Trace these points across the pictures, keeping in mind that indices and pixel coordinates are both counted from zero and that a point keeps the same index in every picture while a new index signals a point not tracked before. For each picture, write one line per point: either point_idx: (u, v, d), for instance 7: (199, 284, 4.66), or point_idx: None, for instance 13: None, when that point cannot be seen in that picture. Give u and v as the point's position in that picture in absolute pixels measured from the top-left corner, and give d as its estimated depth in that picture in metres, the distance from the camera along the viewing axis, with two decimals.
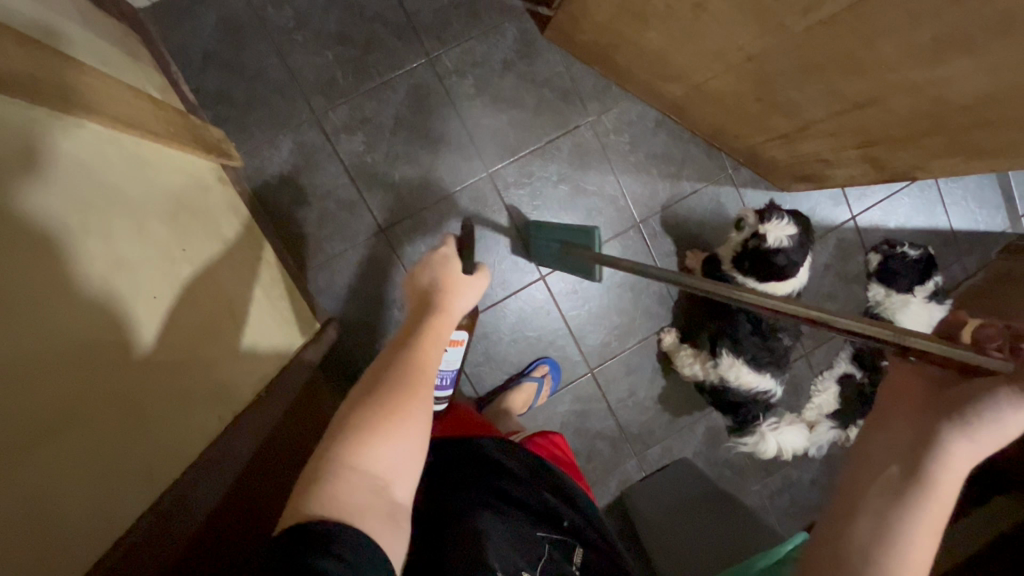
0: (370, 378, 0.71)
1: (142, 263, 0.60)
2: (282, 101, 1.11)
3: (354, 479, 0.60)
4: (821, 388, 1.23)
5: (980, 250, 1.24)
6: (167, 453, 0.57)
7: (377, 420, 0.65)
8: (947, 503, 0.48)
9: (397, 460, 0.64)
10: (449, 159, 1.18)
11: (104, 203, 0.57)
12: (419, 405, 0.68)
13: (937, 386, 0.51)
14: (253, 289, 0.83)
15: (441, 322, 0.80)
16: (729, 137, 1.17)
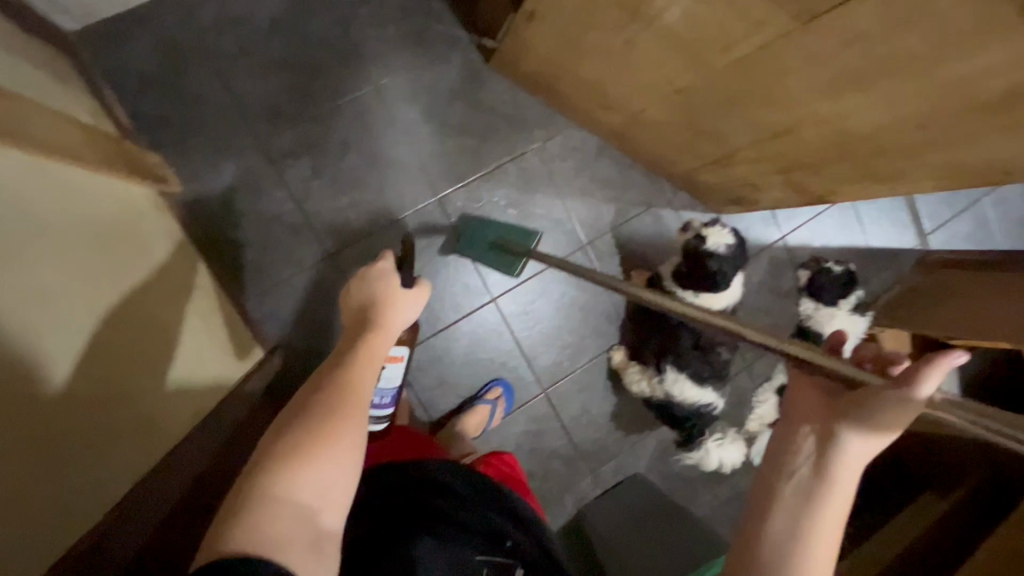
0: (295, 404, 0.63)
1: (61, 291, 0.64)
2: (224, 126, 1.10)
3: (272, 513, 0.52)
4: (763, 400, 1.33)
5: (894, 265, 1.47)
6: (85, 492, 0.60)
7: (300, 444, 0.57)
8: (842, 494, 0.61)
9: (326, 482, 0.57)
10: (397, 187, 1.16)
11: (25, 233, 0.60)
12: (349, 428, 0.61)
13: (829, 398, 0.63)
14: (187, 323, 0.86)
15: (377, 342, 0.71)
16: (667, 164, 1.22)
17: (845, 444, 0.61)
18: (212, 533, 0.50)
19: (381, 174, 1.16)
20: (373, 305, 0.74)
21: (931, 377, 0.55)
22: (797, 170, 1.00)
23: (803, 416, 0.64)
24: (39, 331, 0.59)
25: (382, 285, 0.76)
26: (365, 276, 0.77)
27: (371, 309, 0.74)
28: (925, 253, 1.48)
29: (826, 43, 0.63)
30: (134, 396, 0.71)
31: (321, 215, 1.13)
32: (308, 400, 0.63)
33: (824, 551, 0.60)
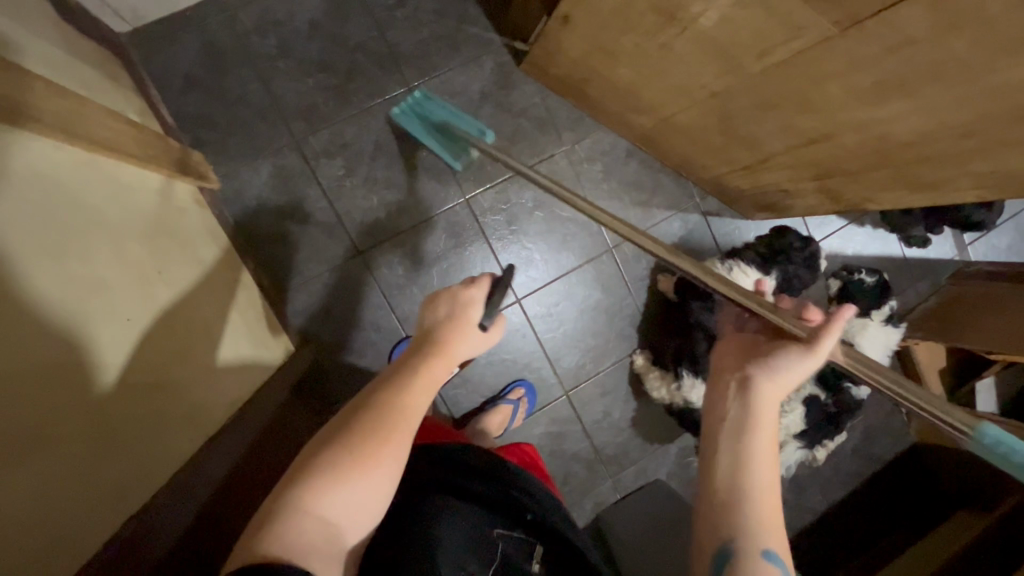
0: (344, 416, 0.64)
1: (114, 282, 0.67)
2: (262, 125, 1.13)
3: (304, 525, 0.54)
4: (790, 410, 1.32)
5: (930, 276, 1.44)
6: (141, 473, 0.63)
7: (339, 461, 0.58)
8: (771, 436, 0.64)
9: (357, 503, 0.58)
10: (426, 187, 1.18)
11: (83, 227, 0.64)
12: (390, 452, 0.61)
13: (743, 348, 0.72)
14: (222, 317, 0.88)
15: (438, 367, 0.70)
16: (696, 168, 1.21)
17: (760, 388, 0.67)
18: (247, 536, 0.52)
19: (412, 174, 1.17)
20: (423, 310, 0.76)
21: (829, 334, 0.64)
22: (832, 177, 0.98)
23: (726, 368, 0.71)
24: (96, 320, 0.62)
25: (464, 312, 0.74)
26: (453, 296, 0.75)
27: (442, 332, 0.73)
28: (963, 264, 1.44)
29: (866, 48, 0.62)
30: (177, 385, 0.73)
31: (353, 213, 1.15)
32: (356, 416, 0.63)
33: (765, 488, 0.61)
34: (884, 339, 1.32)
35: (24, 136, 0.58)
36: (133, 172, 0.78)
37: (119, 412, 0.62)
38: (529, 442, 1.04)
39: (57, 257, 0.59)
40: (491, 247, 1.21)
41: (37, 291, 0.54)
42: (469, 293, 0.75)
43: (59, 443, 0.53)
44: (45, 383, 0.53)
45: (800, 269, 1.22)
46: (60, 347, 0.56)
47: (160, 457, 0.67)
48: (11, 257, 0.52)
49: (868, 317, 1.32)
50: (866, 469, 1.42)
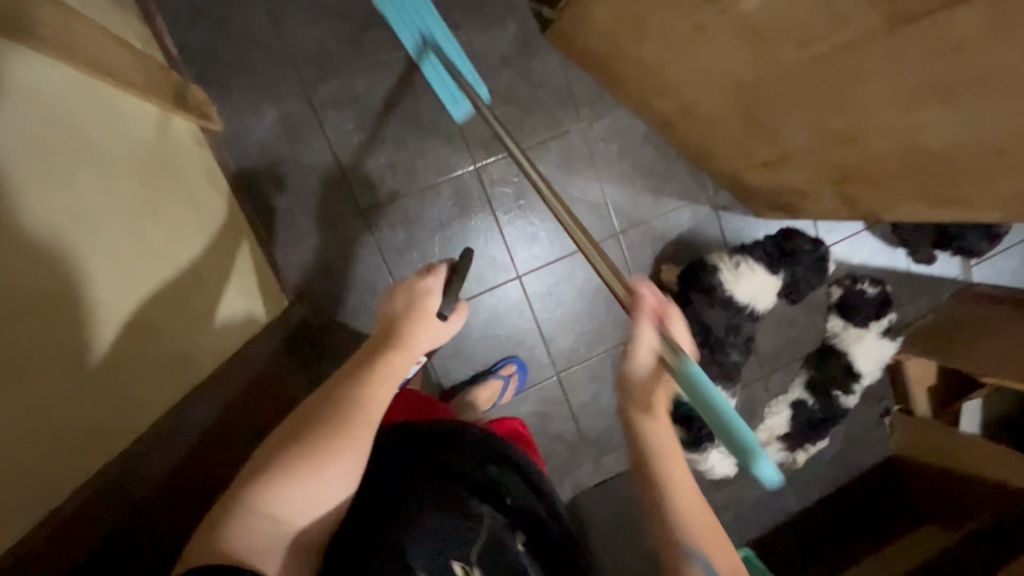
0: (305, 411, 0.63)
1: (104, 219, 0.64)
2: (271, 68, 1.08)
3: (253, 524, 0.53)
4: (775, 412, 1.38)
5: (931, 293, 1.43)
6: (120, 416, 0.61)
7: (294, 459, 0.57)
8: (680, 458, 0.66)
9: (312, 497, 0.57)
10: (435, 151, 1.14)
11: (73, 158, 0.61)
12: (349, 452, 0.60)
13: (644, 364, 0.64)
14: (212, 263, 0.86)
15: (398, 360, 0.70)
16: (713, 159, 1.18)
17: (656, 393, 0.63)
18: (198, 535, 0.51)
19: (422, 136, 1.14)
20: (417, 294, 0.74)
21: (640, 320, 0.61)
22: (854, 181, 0.95)
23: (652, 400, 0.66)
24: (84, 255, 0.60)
25: (422, 303, 0.74)
26: (410, 287, 0.75)
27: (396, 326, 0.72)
28: (966, 284, 1.43)
29: (915, 48, 0.59)
30: (160, 327, 0.70)
31: (358, 171, 1.12)
32: (314, 409, 0.62)
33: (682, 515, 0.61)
34: (878, 351, 1.34)
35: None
36: (122, 100, 0.74)
37: (93, 354, 0.59)
38: (514, 417, 1.02)
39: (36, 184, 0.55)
40: (496, 220, 1.19)
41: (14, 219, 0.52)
42: (429, 285, 0.75)
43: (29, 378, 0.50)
44: (11, 318, 0.50)
45: (804, 272, 1.21)
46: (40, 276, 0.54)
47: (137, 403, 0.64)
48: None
49: (866, 329, 1.33)
50: (841, 476, 1.45)
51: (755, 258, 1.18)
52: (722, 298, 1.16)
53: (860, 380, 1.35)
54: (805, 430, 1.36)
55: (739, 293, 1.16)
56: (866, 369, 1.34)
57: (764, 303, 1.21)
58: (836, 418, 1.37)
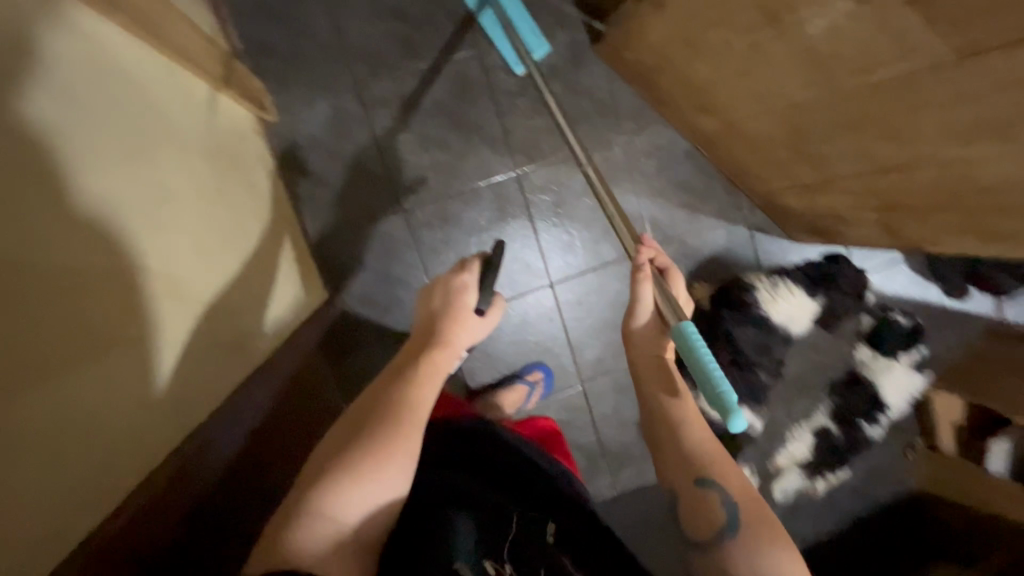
0: (356, 413, 0.65)
1: (179, 198, 0.68)
2: (326, 64, 1.11)
3: (317, 529, 0.54)
4: (797, 437, 1.37)
5: (963, 328, 1.41)
6: (190, 390, 0.65)
7: (349, 462, 0.59)
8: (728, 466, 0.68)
9: (370, 500, 0.58)
10: (478, 154, 1.16)
11: (157, 140, 0.66)
12: (402, 450, 0.61)
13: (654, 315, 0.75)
14: (259, 248, 0.88)
15: (441, 357, 0.72)
16: (752, 179, 1.19)
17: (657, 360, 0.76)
18: (266, 541, 0.54)
19: (467, 138, 1.15)
20: (453, 291, 0.78)
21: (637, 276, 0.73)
22: (897, 210, 0.96)
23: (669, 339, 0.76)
24: (163, 232, 0.64)
25: (458, 299, 0.77)
26: (446, 285, 0.79)
27: (438, 326, 0.75)
28: (999, 322, 1.42)
29: (979, 81, 0.60)
30: (217, 302, 0.73)
31: (402, 167, 1.14)
32: (364, 414, 0.64)
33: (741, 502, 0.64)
34: (906, 383, 1.34)
35: (83, 18, 0.56)
36: (192, 86, 0.78)
37: (165, 324, 0.62)
38: (543, 417, 1.02)
39: (113, 149, 0.57)
40: (533, 226, 1.20)
41: (93, 183, 0.53)
42: (461, 284, 0.78)
43: (121, 344, 0.54)
44: (109, 287, 0.54)
45: (839, 297, 1.22)
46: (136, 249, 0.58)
47: (201, 379, 0.68)
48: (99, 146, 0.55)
49: (895, 360, 1.33)
50: (860, 509, 1.43)
51: (794, 281, 1.20)
52: (756, 318, 1.17)
53: (886, 411, 1.35)
54: (826, 458, 1.35)
55: (774, 314, 1.17)
56: (893, 401, 1.34)
57: (798, 326, 1.22)
58: (859, 447, 1.36)
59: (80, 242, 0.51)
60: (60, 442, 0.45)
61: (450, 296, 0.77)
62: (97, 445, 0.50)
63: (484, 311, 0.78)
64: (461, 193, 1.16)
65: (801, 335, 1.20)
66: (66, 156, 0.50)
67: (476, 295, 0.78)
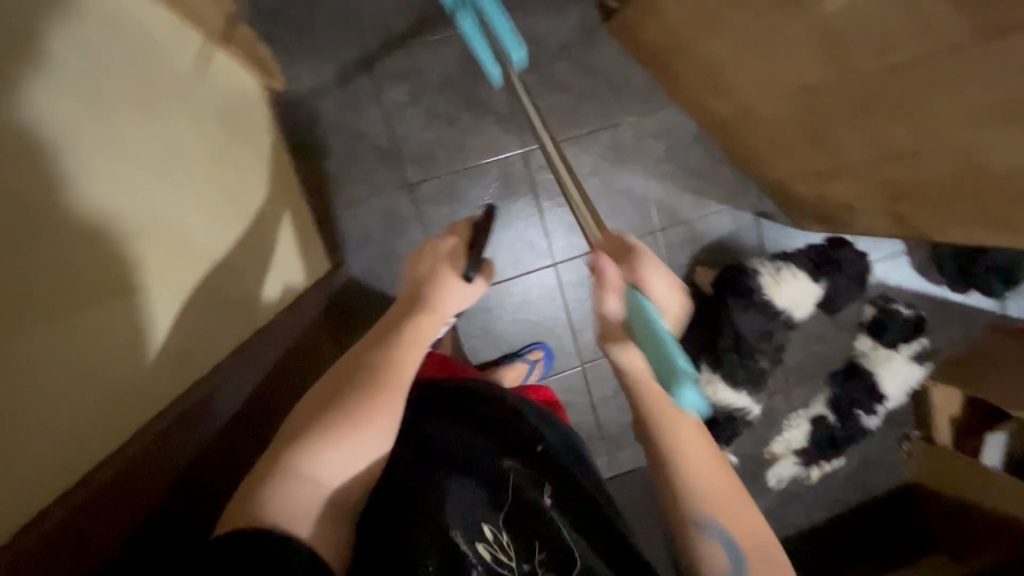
0: (336, 375, 0.65)
1: (188, 155, 0.69)
2: (335, 33, 1.09)
3: (297, 488, 0.54)
4: (794, 425, 1.38)
5: (965, 323, 1.42)
6: (201, 338, 0.67)
7: (331, 422, 0.59)
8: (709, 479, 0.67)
9: (350, 461, 0.58)
10: (486, 130, 1.15)
11: (163, 93, 0.66)
12: (383, 412, 0.62)
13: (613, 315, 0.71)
14: (266, 218, 0.89)
15: (426, 323, 0.73)
16: (761, 165, 1.18)
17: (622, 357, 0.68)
18: (241, 496, 0.53)
19: (475, 113, 1.14)
20: (445, 258, 0.76)
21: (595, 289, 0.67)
22: (906, 197, 0.95)
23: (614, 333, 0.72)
24: (173, 186, 0.65)
25: (448, 264, 0.76)
26: (435, 253, 0.77)
27: (423, 292, 0.75)
28: (1001, 317, 1.41)
29: (997, 64, 0.59)
30: (223, 267, 0.74)
31: (409, 142, 1.13)
32: (346, 376, 0.64)
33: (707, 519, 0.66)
34: (905, 374, 1.34)
35: None
36: (191, 42, 0.77)
37: (174, 274, 0.63)
38: (544, 388, 1.03)
39: (117, 100, 0.58)
40: (538, 206, 1.20)
41: (84, 137, 0.52)
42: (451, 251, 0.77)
43: (119, 290, 0.55)
44: (120, 229, 0.55)
45: (841, 282, 1.22)
46: (140, 196, 0.59)
47: (204, 331, 0.68)
48: (100, 93, 0.56)
49: (895, 351, 1.33)
50: (853, 497, 1.44)
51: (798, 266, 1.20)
52: (757, 303, 1.17)
53: (884, 402, 1.35)
54: (822, 445, 1.36)
55: (777, 299, 1.17)
56: (891, 392, 1.34)
57: (801, 311, 1.21)
58: (856, 437, 1.36)
59: (82, 193, 0.51)
60: (75, 370, 0.48)
61: (445, 262, 0.77)
62: (112, 379, 0.52)
63: (473, 278, 0.76)
64: (467, 171, 1.16)
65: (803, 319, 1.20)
66: (61, 103, 0.50)
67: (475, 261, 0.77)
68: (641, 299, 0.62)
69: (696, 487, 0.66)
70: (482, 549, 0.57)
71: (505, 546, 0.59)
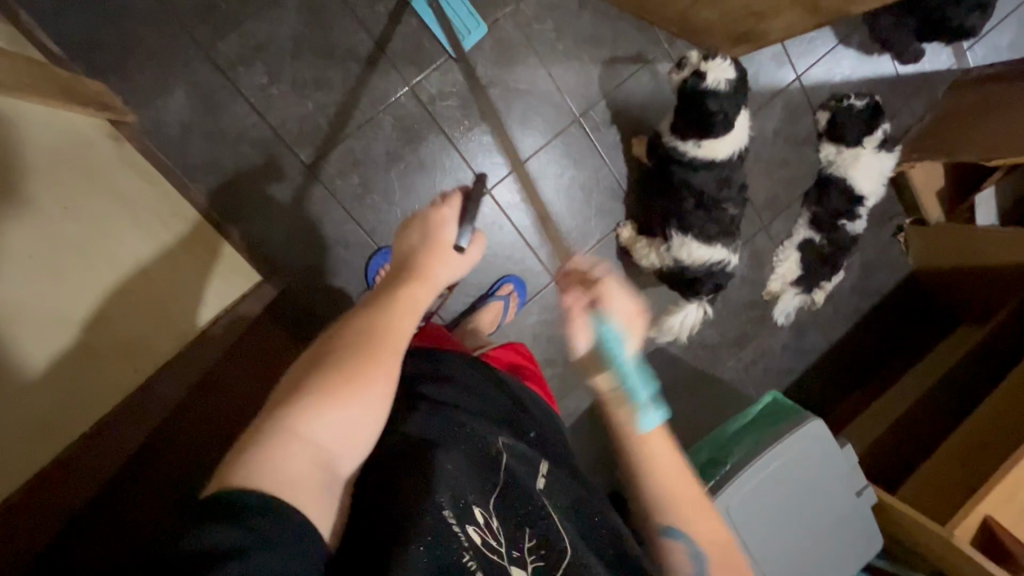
0: (326, 337, 0.55)
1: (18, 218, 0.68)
2: (163, 37, 1.00)
3: (292, 450, 0.45)
4: (783, 259, 1.30)
5: (926, 92, 1.33)
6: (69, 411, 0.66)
7: (330, 379, 0.50)
8: (678, 485, 0.63)
9: (350, 424, 0.49)
10: (361, 81, 1.07)
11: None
12: (384, 369, 0.53)
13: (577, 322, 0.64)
14: (156, 264, 0.83)
15: (420, 290, 0.62)
16: (657, 6, 1.07)
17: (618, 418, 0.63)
18: (227, 457, 0.44)
19: (344, 68, 1.06)
20: (432, 227, 0.66)
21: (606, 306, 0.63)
22: None
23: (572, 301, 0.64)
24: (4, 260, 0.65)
25: (439, 227, 0.67)
26: (425, 219, 0.67)
27: (416, 256, 0.64)
28: (962, 72, 1.32)
29: None
30: (100, 322, 0.74)
31: (289, 124, 1.05)
32: (337, 337, 0.55)
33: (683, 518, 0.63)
34: (878, 168, 1.24)
35: None
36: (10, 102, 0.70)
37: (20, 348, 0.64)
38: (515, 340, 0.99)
39: None
40: (450, 139, 1.12)
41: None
42: (444, 212, 0.67)
43: None
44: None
45: (726, 103, 1.02)
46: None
47: (81, 393, 0.71)
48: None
49: (861, 147, 1.23)
50: (865, 305, 1.39)
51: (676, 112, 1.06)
52: (683, 156, 1.09)
53: (864, 202, 1.25)
54: (819, 268, 1.28)
55: (703, 151, 1.07)
56: (868, 189, 1.25)
57: (729, 149, 1.09)
58: (845, 247, 1.28)
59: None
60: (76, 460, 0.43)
61: (427, 226, 0.67)
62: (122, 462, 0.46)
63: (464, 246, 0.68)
64: (360, 130, 1.08)
65: (727, 157, 1.08)
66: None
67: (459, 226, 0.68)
68: (604, 324, 0.62)
69: (668, 512, 0.63)
70: (473, 532, 0.51)
71: (501, 538, 0.54)
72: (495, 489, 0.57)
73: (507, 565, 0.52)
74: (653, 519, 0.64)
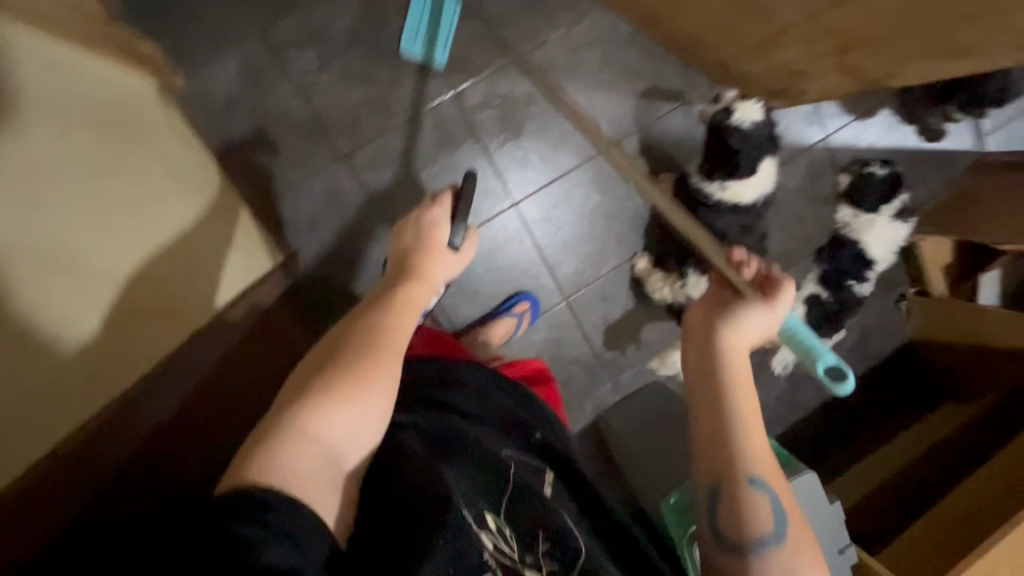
0: (332, 342, 0.64)
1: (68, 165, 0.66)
2: (224, 13, 1.02)
3: (300, 447, 0.53)
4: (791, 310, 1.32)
5: (945, 169, 1.37)
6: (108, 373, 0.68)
7: (336, 383, 0.58)
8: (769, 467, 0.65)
9: (353, 421, 0.57)
10: (407, 81, 1.09)
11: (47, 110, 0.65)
12: (384, 372, 0.61)
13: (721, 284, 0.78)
14: (195, 233, 0.82)
15: (416, 292, 0.71)
16: (702, 51, 1.11)
17: (728, 341, 0.72)
18: (245, 452, 0.52)
19: (393, 66, 1.08)
20: (425, 226, 0.76)
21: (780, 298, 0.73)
22: (853, 48, 0.88)
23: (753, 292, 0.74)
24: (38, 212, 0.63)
25: (432, 232, 0.75)
26: (418, 223, 0.76)
27: (413, 262, 0.73)
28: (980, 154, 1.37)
29: None
30: (141, 283, 0.75)
31: (331, 112, 1.07)
32: (345, 342, 0.63)
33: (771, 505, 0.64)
34: (891, 236, 1.28)
35: None
36: (47, 49, 0.68)
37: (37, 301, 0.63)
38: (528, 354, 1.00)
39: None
40: (484, 148, 1.14)
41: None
42: (432, 218, 0.76)
43: None
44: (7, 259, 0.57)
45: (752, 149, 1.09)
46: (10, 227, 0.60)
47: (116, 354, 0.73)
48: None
49: (876, 214, 1.27)
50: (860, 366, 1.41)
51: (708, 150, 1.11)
52: (708, 197, 1.11)
53: (872, 267, 1.30)
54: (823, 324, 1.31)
55: (728, 194, 1.11)
56: (879, 255, 1.28)
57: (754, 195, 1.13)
58: (851, 306, 1.32)
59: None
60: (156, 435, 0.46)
61: (423, 232, 0.75)
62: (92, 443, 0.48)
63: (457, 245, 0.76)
64: (400, 128, 1.09)
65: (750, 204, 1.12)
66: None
67: (450, 228, 0.77)
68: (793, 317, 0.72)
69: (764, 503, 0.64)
70: (485, 538, 0.54)
71: (509, 537, 0.57)
72: (503, 496, 0.60)
73: (513, 564, 0.55)
74: (746, 511, 0.63)
